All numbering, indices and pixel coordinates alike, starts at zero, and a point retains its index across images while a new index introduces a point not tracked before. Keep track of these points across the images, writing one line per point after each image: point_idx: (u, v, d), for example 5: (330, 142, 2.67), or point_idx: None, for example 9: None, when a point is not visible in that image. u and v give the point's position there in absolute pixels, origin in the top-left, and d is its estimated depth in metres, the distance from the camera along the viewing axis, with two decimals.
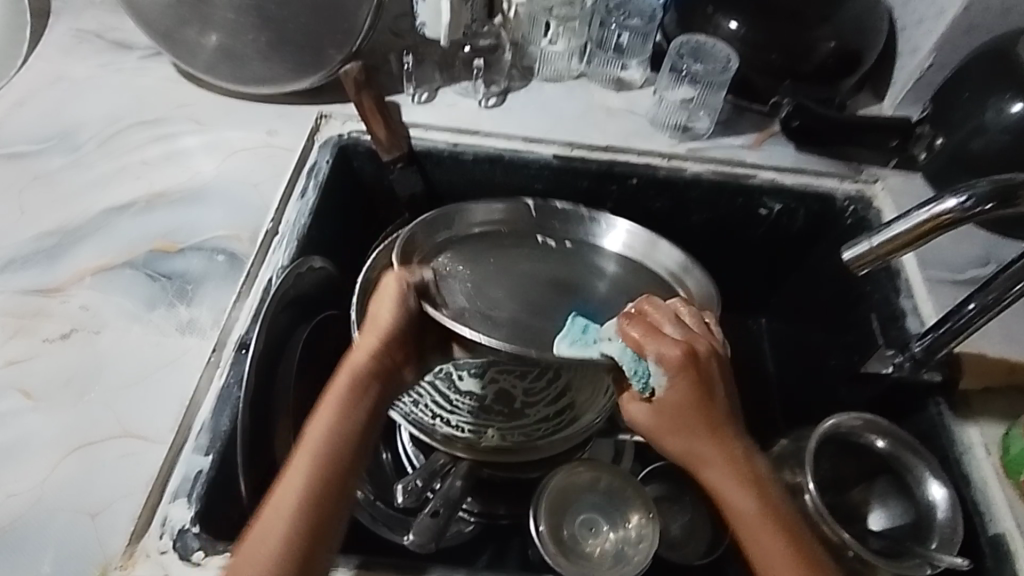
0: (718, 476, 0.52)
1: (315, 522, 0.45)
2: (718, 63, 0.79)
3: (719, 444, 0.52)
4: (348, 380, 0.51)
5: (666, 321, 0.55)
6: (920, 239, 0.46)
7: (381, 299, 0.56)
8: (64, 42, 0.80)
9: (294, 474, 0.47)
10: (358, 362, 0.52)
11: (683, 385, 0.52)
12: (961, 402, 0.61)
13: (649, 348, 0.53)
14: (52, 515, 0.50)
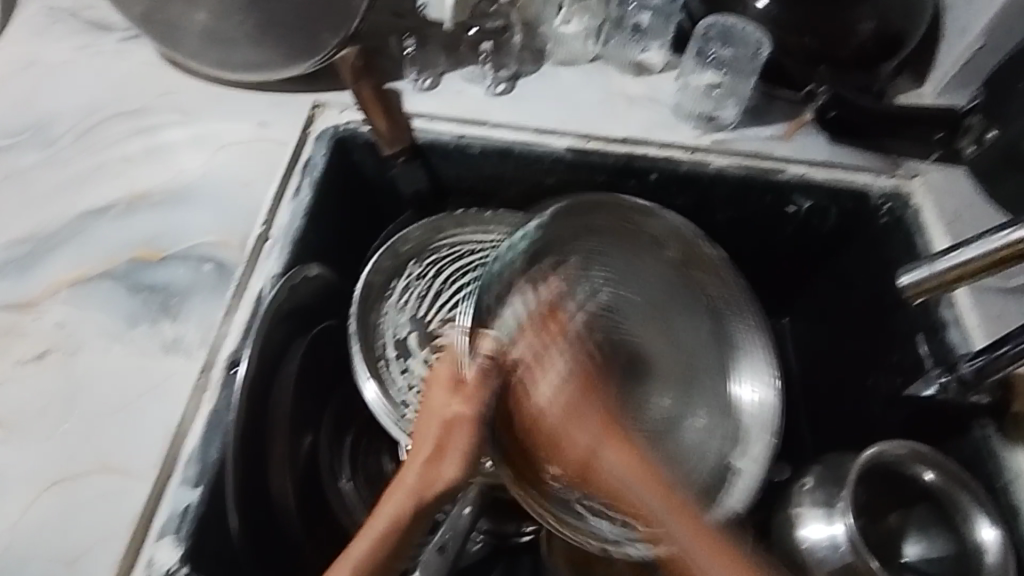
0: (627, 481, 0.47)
1: None
2: (748, 50, 0.73)
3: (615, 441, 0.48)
4: (410, 497, 0.46)
5: (532, 345, 0.50)
6: (992, 267, 0.41)
7: (463, 396, 0.48)
8: (34, 23, 0.74)
9: None
10: (435, 485, 0.46)
11: (564, 393, 0.49)
12: (1013, 425, 0.56)
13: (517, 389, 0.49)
14: (29, 558, 0.47)
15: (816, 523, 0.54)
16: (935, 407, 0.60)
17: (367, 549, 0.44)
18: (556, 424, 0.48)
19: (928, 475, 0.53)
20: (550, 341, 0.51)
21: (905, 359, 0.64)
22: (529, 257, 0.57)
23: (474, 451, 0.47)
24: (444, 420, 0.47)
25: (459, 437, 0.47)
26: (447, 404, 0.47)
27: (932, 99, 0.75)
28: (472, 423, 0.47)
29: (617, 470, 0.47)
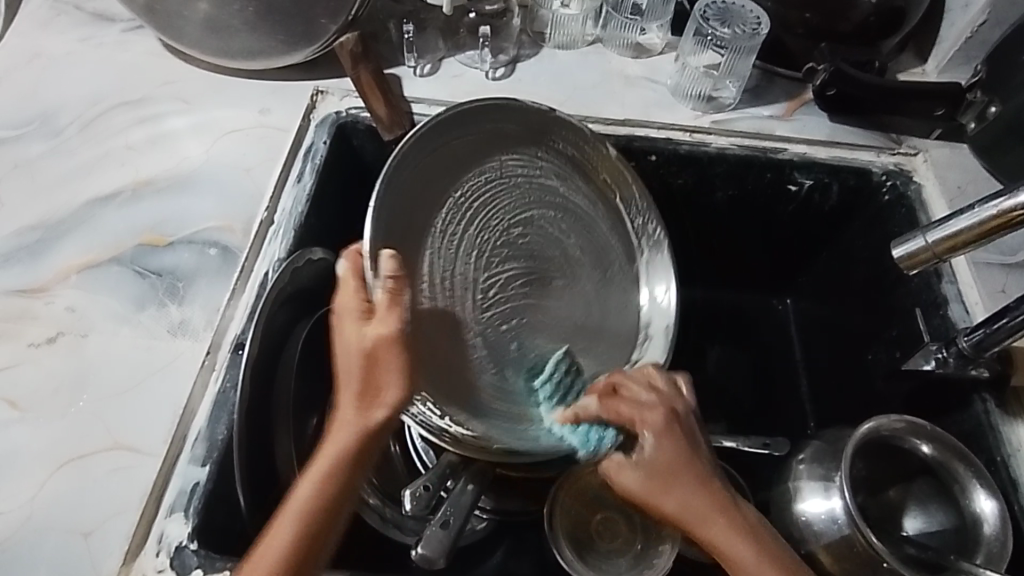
0: (676, 466, 0.48)
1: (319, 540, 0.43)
2: (747, 27, 0.70)
3: (744, 535, 0.46)
4: (345, 442, 0.43)
5: (637, 387, 0.52)
6: (984, 238, 0.41)
7: (346, 322, 0.46)
8: (39, 15, 0.75)
9: (282, 526, 0.42)
10: (354, 409, 0.44)
11: (669, 447, 0.49)
12: (1012, 397, 0.56)
13: (637, 422, 0.50)
14: (44, 533, 0.48)
15: (813, 497, 0.54)
16: (934, 383, 0.60)
17: (297, 505, 0.43)
18: (645, 489, 0.48)
19: (924, 448, 0.54)
20: (670, 400, 0.51)
21: (906, 337, 0.64)
22: (424, 167, 0.58)
23: (406, 366, 0.44)
24: (358, 346, 0.44)
25: (384, 359, 0.44)
26: (355, 334, 0.45)
27: (934, 76, 0.74)
28: (398, 342, 0.44)
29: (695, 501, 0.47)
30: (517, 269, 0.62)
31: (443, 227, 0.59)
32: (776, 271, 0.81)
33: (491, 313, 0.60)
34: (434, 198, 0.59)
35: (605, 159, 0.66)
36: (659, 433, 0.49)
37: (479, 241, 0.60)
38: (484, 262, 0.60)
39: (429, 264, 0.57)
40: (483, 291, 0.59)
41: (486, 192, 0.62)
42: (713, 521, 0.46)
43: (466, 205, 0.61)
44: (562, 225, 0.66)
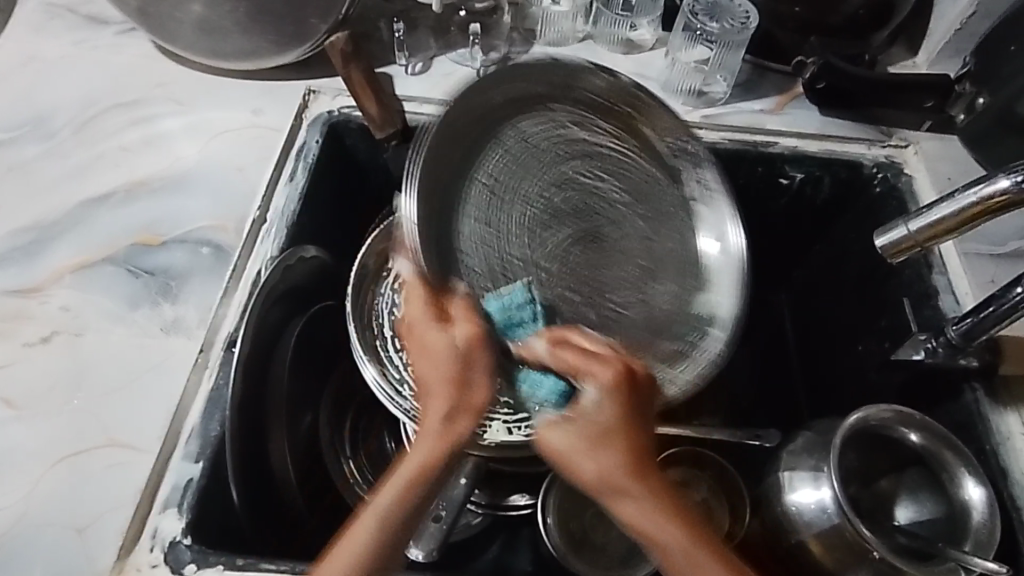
0: (605, 442, 0.43)
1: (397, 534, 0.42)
2: (736, 21, 0.71)
3: (670, 511, 0.42)
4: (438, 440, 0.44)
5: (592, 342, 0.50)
6: (966, 225, 0.42)
7: (426, 326, 0.49)
8: (34, 19, 0.76)
9: (379, 507, 0.42)
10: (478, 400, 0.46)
11: (614, 407, 0.45)
12: (1001, 385, 0.57)
13: (583, 372, 0.48)
14: (40, 529, 0.49)
15: (804, 487, 0.54)
16: (926, 374, 0.60)
17: (390, 505, 0.42)
18: (578, 448, 0.43)
19: (912, 437, 0.54)
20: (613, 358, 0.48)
21: (898, 329, 0.64)
22: (453, 156, 0.57)
23: (490, 370, 0.48)
24: (444, 346, 0.48)
25: (472, 361, 0.48)
26: (433, 334, 0.49)
27: (924, 68, 0.75)
28: (474, 343, 0.49)
29: (618, 471, 0.42)
30: (569, 231, 0.62)
31: (483, 204, 0.58)
32: (769, 265, 0.81)
33: (560, 279, 0.60)
34: (466, 181, 0.58)
35: (630, 99, 0.63)
36: (608, 383, 0.46)
37: (525, 209, 0.60)
38: (535, 229, 0.60)
39: (475, 244, 0.57)
40: (544, 257, 0.60)
41: (526, 157, 0.61)
42: (626, 491, 0.42)
43: (504, 178, 0.60)
44: (606, 181, 0.64)
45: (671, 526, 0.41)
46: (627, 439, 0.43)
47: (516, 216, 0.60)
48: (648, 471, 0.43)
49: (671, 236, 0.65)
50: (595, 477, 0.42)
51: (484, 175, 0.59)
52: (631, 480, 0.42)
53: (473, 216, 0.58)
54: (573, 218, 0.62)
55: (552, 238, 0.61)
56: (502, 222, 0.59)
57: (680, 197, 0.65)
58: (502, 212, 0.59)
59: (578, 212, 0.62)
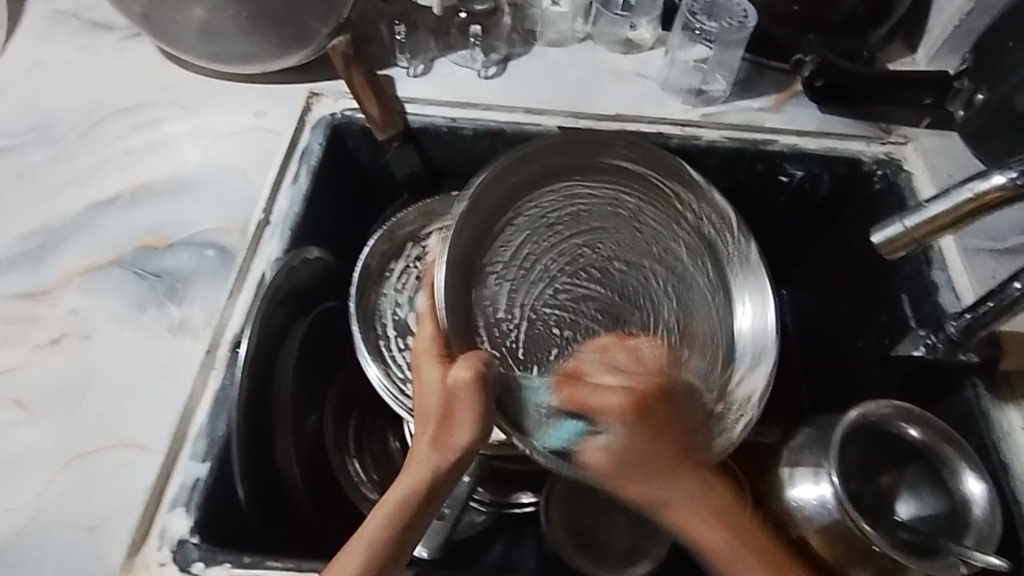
0: (632, 451, 0.47)
1: (405, 538, 0.45)
2: (734, 19, 0.72)
3: (715, 516, 0.47)
4: (435, 457, 0.46)
5: (601, 373, 0.53)
6: (962, 220, 0.43)
7: (426, 366, 0.50)
8: (39, 25, 0.77)
9: (388, 508, 0.45)
10: (461, 439, 0.46)
11: (636, 432, 0.48)
12: (1001, 381, 0.57)
13: (592, 406, 0.49)
14: (51, 528, 0.50)
15: (804, 484, 0.55)
16: (927, 369, 0.61)
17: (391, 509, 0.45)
18: (616, 469, 0.47)
19: (912, 432, 0.54)
20: (638, 378, 0.52)
21: (899, 326, 0.65)
22: (505, 183, 0.59)
23: (482, 412, 0.47)
24: (445, 384, 0.48)
25: (463, 399, 0.47)
26: (432, 370, 0.49)
27: (923, 65, 0.75)
28: (473, 384, 0.47)
29: (683, 483, 0.48)
30: (597, 308, 0.60)
31: (524, 248, 0.60)
32: (770, 263, 0.82)
33: (565, 346, 0.58)
34: (508, 216, 0.59)
35: (677, 177, 0.61)
36: (620, 418, 0.48)
37: (546, 267, 0.60)
38: (545, 298, 0.59)
39: (497, 272, 0.58)
40: (554, 319, 0.59)
41: (556, 218, 0.61)
42: (675, 470, 0.48)
43: (525, 242, 0.60)
44: (653, 262, 0.62)
45: (727, 532, 0.46)
46: (667, 442, 0.49)
47: (527, 281, 0.59)
48: (683, 458, 0.49)
49: (701, 316, 0.61)
50: (666, 470, 0.48)
51: (500, 234, 0.59)
52: (694, 485, 0.48)
53: (484, 277, 0.57)
54: (585, 285, 0.61)
55: (563, 305, 0.60)
56: (511, 284, 0.58)
57: (720, 294, 0.62)
58: (515, 274, 0.59)
59: (596, 277, 0.61)
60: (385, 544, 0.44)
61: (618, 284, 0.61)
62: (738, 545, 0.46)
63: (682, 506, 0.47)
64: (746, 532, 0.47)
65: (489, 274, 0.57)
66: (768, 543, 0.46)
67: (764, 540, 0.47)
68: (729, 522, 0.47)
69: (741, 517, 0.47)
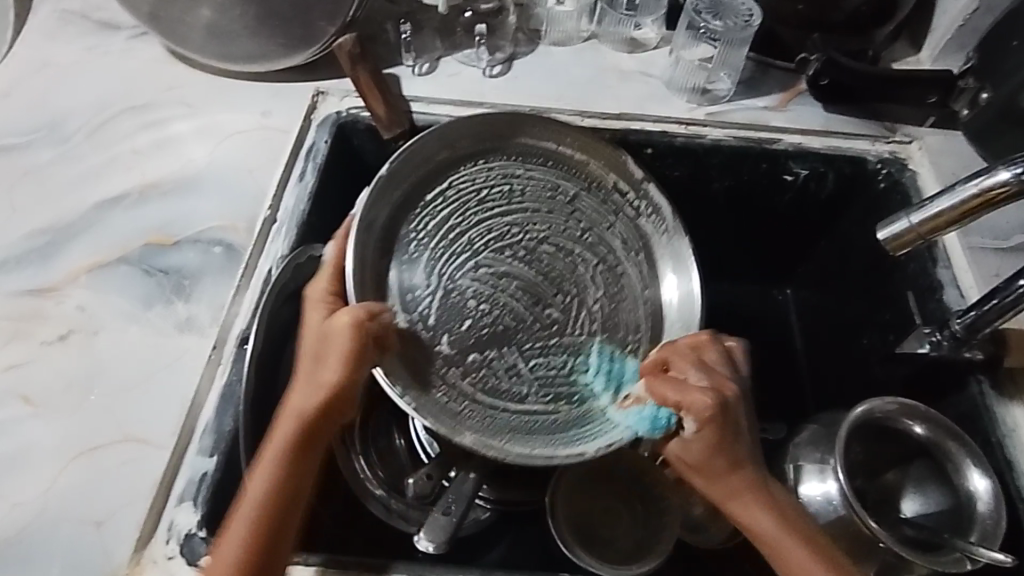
0: (704, 452, 0.50)
1: (287, 493, 0.47)
2: (739, 19, 0.72)
3: (773, 508, 0.50)
4: (294, 417, 0.48)
5: (688, 367, 0.53)
6: (965, 216, 0.43)
7: (314, 311, 0.52)
8: (48, 25, 0.77)
9: (268, 463, 0.47)
10: (332, 377, 0.48)
11: (709, 431, 0.50)
12: (1006, 378, 0.57)
13: (677, 403, 0.50)
14: (58, 523, 0.50)
15: (810, 480, 0.55)
16: (932, 367, 0.61)
17: (273, 460, 0.47)
18: (695, 464, 0.51)
19: (917, 428, 0.54)
20: (719, 382, 0.51)
21: (904, 324, 0.65)
22: (427, 170, 0.62)
23: (354, 351, 0.48)
24: (319, 330, 0.50)
25: (336, 339, 0.49)
26: (314, 317, 0.52)
27: (927, 64, 0.75)
28: (351, 323, 0.49)
29: (740, 499, 0.50)
30: (515, 282, 0.62)
31: (446, 225, 0.62)
32: (775, 263, 0.82)
33: (478, 323, 0.60)
34: (424, 192, 0.62)
35: (598, 148, 0.64)
36: (701, 419, 0.50)
37: (470, 240, 0.62)
38: (468, 275, 0.61)
39: (417, 246, 0.60)
40: (472, 294, 0.60)
41: (482, 193, 0.63)
42: (756, 497, 0.50)
43: (451, 217, 0.62)
44: (569, 232, 0.64)
45: (770, 522, 0.49)
46: (728, 454, 0.50)
47: (447, 257, 0.61)
48: (750, 461, 0.51)
49: (620, 292, 0.63)
50: (745, 482, 0.51)
51: (416, 211, 0.61)
52: (760, 493, 0.50)
53: (401, 252, 0.60)
54: (508, 259, 0.62)
55: (483, 280, 0.61)
56: (431, 264, 0.60)
57: (642, 255, 0.64)
58: (436, 251, 0.61)
59: (519, 254, 0.63)
60: (263, 507, 0.46)
61: (540, 259, 0.63)
62: (787, 528, 0.49)
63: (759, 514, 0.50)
64: (799, 541, 0.49)
65: (403, 254, 0.60)
66: (818, 551, 0.48)
67: (818, 554, 0.48)
68: (779, 532, 0.49)
69: (768, 511, 0.50)
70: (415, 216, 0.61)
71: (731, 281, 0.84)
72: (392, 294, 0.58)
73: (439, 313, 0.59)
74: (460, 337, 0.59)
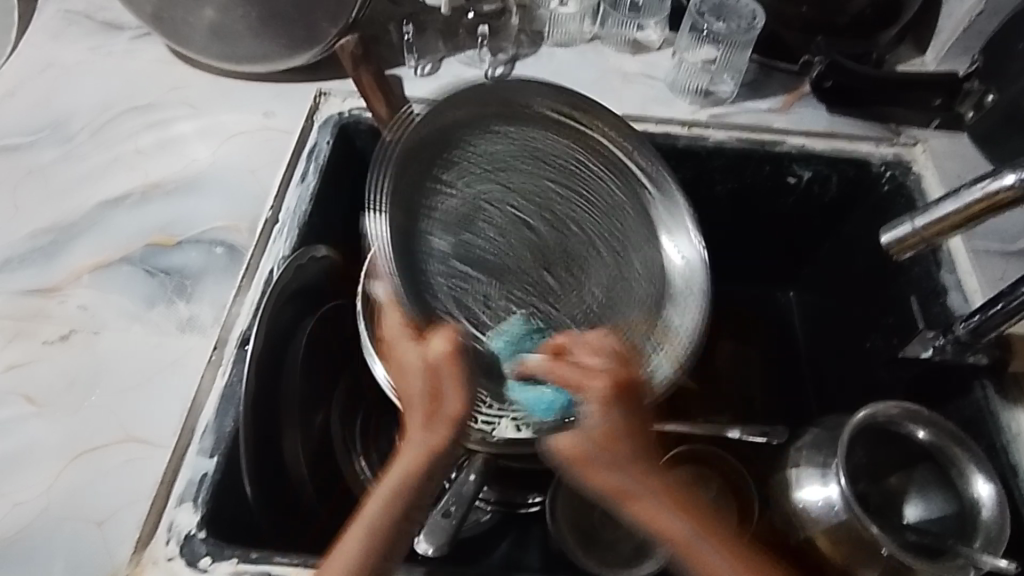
0: (613, 437, 0.47)
1: (388, 541, 0.43)
2: (743, 21, 0.72)
3: (685, 508, 0.48)
4: (421, 454, 0.45)
5: (590, 355, 0.51)
6: (971, 220, 0.43)
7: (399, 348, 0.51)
8: (52, 25, 0.77)
9: (368, 514, 0.44)
10: (455, 408, 0.47)
11: (610, 414, 0.48)
12: (1012, 382, 0.56)
13: (575, 382, 0.49)
14: (59, 523, 0.50)
15: (812, 484, 0.55)
16: (936, 371, 0.60)
17: (378, 511, 0.44)
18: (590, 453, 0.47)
19: (921, 433, 0.54)
20: (619, 370, 0.50)
21: (907, 328, 0.64)
22: (515, 106, 0.64)
23: (451, 378, 0.48)
24: (424, 359, 0.49)
25: (444, 372, 0.48)
26: (403, 347, 0.51)
27: (932, 66, 0.74)
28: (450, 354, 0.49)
29: (644, 502, 0.47)
30: (528, 242, 0.64)
31: (467, 186, 0.63)
32: (778, 265, 0.81)
33: (491, 284, 0.61)
34: (450, 154, 0.63)
35: (608, 120, 0.64)
36: (606, 400, 0.48)
37: (490, 205, 0.63)
38: (487, 238, 0.63)
39: (471, 159, 0.64)
40: (484, 255, 0.62)
41: (506, 156, 0.64)
42: (642, 492, 0.47)
43: (471, 183, 0.63)
44: (598, 222, 0.65)
45: (719, 542, 0.47)
46: (646, 448, 0.48)
47: (470, 216, 0.63)
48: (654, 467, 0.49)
49: (634, 267, 0.64)
50: (648, 481, 0.48)
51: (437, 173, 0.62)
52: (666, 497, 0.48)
53: (424, 213, 0.61)
54: (525, 221, 0.64)
55: (502, 242, 0.63)
56: (450, 223, 0.62)
57: (651, 300, 0.63)
58: (458, 211, 0.62)
59: (534, 219, 0.64)
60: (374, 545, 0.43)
61: (555, 228, 0.64)
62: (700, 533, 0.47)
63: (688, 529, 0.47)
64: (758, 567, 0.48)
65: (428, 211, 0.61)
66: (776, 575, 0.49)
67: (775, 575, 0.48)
68: (725, 547, 0.47)
69: (710, 527, 0.48)
70: (439, 178, 0.62)
71: (734, 283, 0.84)
72: (427, 188, 0.61)
73: (455, 270, 0.61)
74: (477, 293, 0.61)
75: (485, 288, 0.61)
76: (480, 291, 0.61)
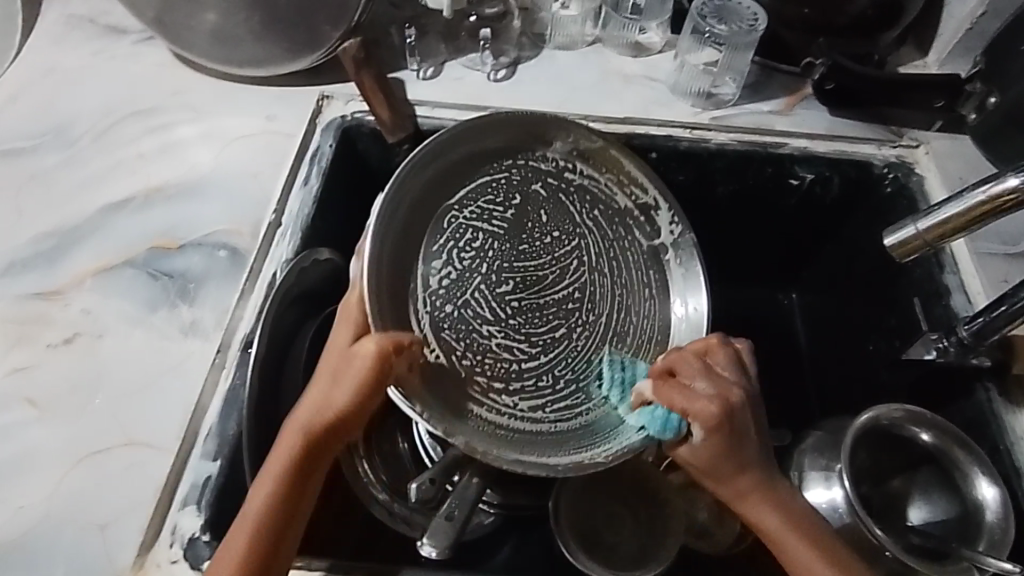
0: (703, 462, 0.51)
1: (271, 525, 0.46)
2: (744, 23, 0.71)
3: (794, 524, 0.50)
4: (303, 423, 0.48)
5: (695, 376, 0.52)
6: (974, 223, 0.43)
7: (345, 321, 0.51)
8: (56, 29, 0.78)
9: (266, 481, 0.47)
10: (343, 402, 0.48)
11: (712, 443, 0.50)
12: (1015, 384, 0.56)
13: (685, 409, 0.50)
14: (62, 526, 0.50)
15: (815, 487, 0.55)
16: (940, 373, 0.60)
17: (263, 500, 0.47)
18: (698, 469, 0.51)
19: (924, 436, 0.54)
20: (726, 389, 0.51)
21: (910, 330, 0.64)
22: (580, 169, 0.63)
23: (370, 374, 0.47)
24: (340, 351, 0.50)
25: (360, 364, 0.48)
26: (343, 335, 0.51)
27: (934, 68, 0.75)
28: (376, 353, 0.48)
29: (741, 504, 0.51)
30: (532, 286, 0.60)
31: (468, 215, 0.59)
32: (780, 268, 0.81)
33: (484, 336, 0.57)
34: (458, 178, 0.58)
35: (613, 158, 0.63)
36: (711, 428, 0.49)
37: (489, 241, 0.59)
38: (485, 283, 0.58)
39: (495, 183, 0.60)
40: (481, 305, 0.58)
41: (514, 185, 0.61)
42: (747, 496, 0.50)
43: (470, 211, 0.59)
44: (603, 268, 0.63)
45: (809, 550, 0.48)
46: (715, 462, 0.50)
47: (465, 251, 0.58)
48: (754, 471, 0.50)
49: (635, 323, 0.61)
50: (750, 488, 0.50)
51: (435, 203, 0.57)
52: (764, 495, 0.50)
53: (418, 247, 0.56)
54: (524, 262, 0.60)
55: (501, 287, 0.59)
56: (446, 257, 0.57)
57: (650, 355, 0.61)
58: (456, 244, 0.58)
59: (534, 261, 0.61)
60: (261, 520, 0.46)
61: (557, 273, 0.61)
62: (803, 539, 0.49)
63: (780, 533, 0.49)
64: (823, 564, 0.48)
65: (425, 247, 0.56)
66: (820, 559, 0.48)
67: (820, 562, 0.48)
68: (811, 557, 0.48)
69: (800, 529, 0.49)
70: (440, 206, 0.57)
71: (735, 285, 0.84)
72: (444, 203, 0.57)
73: (446, 319, 0.56)
74: (465, 348, 0.56)
75: (476, 340, 0.57)
76: (469, 346, 0.56)
